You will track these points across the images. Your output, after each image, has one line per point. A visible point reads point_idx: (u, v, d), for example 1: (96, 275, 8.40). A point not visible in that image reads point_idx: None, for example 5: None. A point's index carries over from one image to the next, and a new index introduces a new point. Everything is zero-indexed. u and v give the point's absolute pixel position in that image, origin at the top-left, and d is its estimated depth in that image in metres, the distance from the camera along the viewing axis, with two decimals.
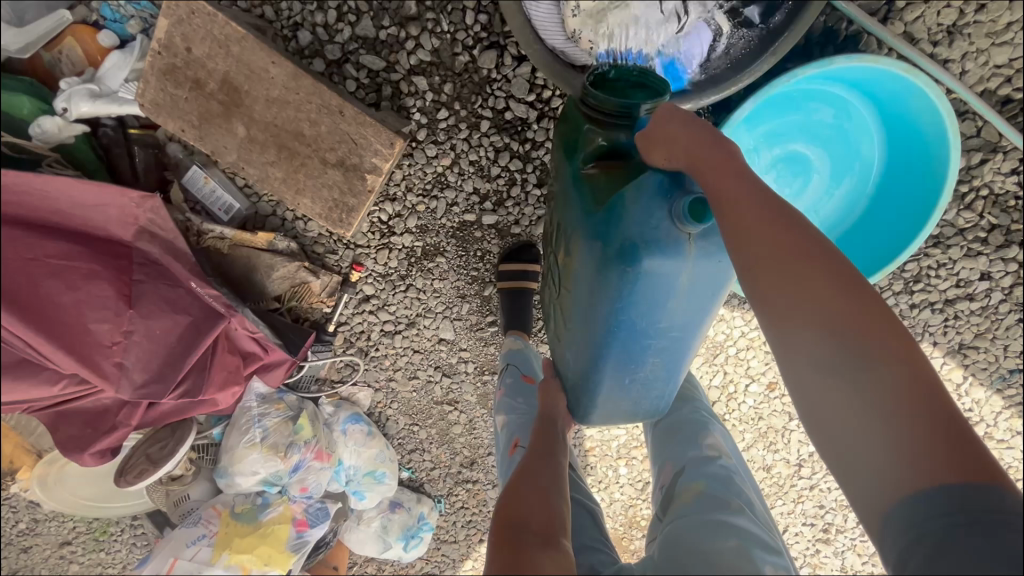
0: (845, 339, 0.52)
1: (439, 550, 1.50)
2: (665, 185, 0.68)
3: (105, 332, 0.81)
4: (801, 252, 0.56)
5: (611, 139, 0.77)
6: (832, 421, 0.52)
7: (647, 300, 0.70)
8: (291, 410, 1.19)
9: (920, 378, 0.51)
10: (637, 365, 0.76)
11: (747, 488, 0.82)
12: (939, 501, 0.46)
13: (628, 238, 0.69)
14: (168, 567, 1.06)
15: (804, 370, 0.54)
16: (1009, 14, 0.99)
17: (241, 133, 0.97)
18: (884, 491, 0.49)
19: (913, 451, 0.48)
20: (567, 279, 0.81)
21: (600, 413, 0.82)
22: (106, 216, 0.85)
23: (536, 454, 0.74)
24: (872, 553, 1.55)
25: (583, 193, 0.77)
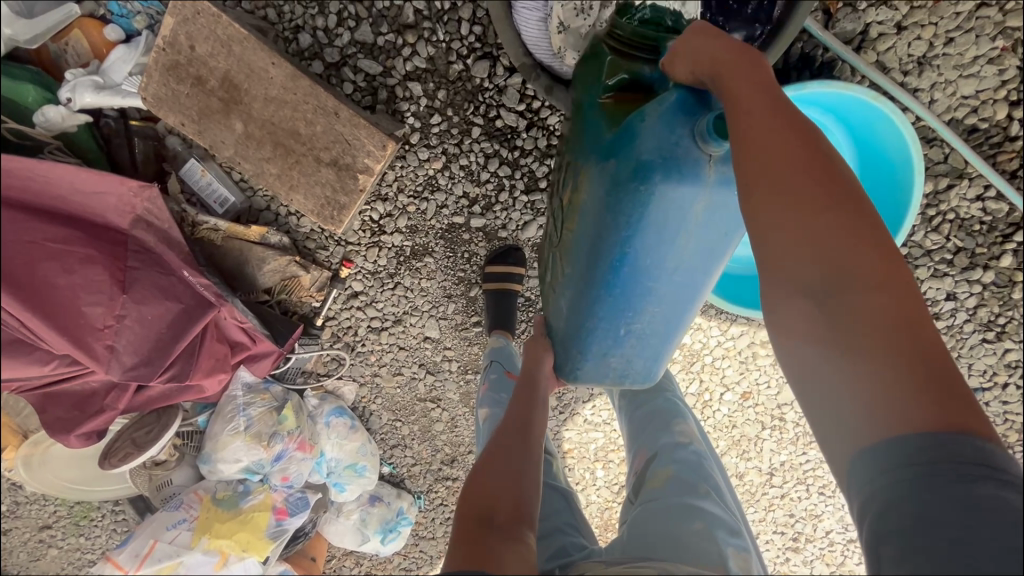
0: (838, 271, 0.51)
1: (417, 546, 1.53)
2: (688, 101, 0.69)
3: (98, 315, 0.83)
4: (808, 176, 0.53)
5: (634, 71, 0.80)
6: (810, 360, 0.52)
7: (656, 226, 0.73)
8: (276, 400, 1.22)
9: (911, 316, 0.50)
10: (638, 308, 0.80)
11: (716, 472, 0.86)
12: (908, 447, 0.46)
13: (644, 156, 0.70)
14: (148, 548, 1.10)
15: (789, 304, 0.53)
16: (975, 48, 1.04)
17: (239, 129, 1.01)
18: (854, 435, 0.49)
19: (891, 393, 0.48)
20: (573, 215, 0.85)
21: (588, 369, 0.89)
22: (106, 203, 0.88)
23: (515, 438, 0.75)
24: (840, 563, 1.59)
25: (598, 121, 0.80)
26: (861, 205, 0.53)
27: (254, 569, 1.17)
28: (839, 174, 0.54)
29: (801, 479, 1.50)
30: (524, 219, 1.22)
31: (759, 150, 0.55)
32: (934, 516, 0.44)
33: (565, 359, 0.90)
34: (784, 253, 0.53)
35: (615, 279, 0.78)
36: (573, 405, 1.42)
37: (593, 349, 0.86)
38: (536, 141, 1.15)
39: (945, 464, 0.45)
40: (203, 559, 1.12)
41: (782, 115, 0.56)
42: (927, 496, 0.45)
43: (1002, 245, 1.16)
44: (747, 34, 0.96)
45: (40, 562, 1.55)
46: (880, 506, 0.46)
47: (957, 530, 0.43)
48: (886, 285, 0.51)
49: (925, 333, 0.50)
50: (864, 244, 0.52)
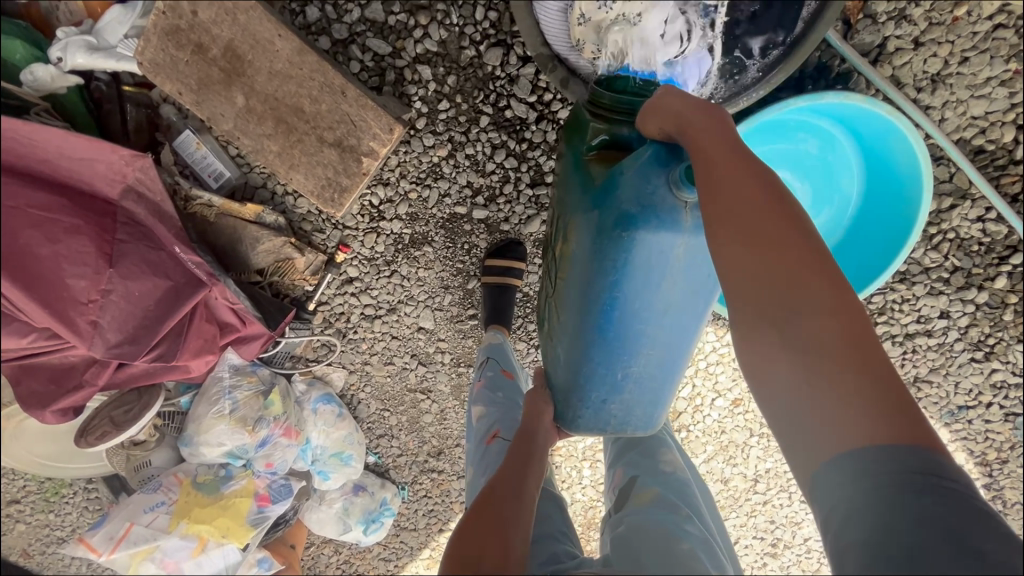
0: (799, 299, 0.51)
1: (397, 536, 1.51)
2: (663, 153, 0.69)
3: (82, 289, 0.79)
4: (767, 207, 0.54)
5: (613, 132, 0.82)
6: (776, 388, 0.52)
7: (643, 270, 0.71)
8: (263, 384, 1.18)
9: (869, 338, 0.51)
10: (632, 355, 0.77)
11: (699, 502, 0.84)
12: (865, 463, 0.47)
13: (624, 207, 0.70)
14: (124, 530, 1.08)
15: (756, 336, 0.53)
16: (989, 69, 1.04)
17: (240, 102, 0.96)
18: (817, 455, 0.50)
19: (853, 415, 0.48)
20: (564, 266, 0.83)
21: (588, 418, 0.84)
22: (94, 170, 0.84)
23: (509, 484, 0.74)
24: (816, 570, 1.61)
25: (584, 178, 0.80)
26: (814, 231, 0.54)
27: (234, 556, 1.14)
28: (793, 200, 0.55)
29: (784, 486, 1.52)
30: (527, 214, 1.19)
31: (722, 185, 0.56)
32: (892, 528, 0.45)
33: (563, 408, 0.85)
34: (749, 283, 0.53)
35: (606, 325, 0.76)
36: None
37: (593, 397, 0.82)
38: (545, 134, 1.12)
39: (900, 474, 0.46)
40: (180, 544, 1.09)
41: (739, 151, 0.58)
42: (882, 506, 0.46)
43: (997, 267, 1.18)
44: (769, 38, 0.93)
45: (5, 538, 1.50)
46: (843, 518, 0.48)
47: (920, 543, 0.44)
48: (847, 310, 0.51)
49: (881, 352, 0.51)
50: (821, 269, 0.52)
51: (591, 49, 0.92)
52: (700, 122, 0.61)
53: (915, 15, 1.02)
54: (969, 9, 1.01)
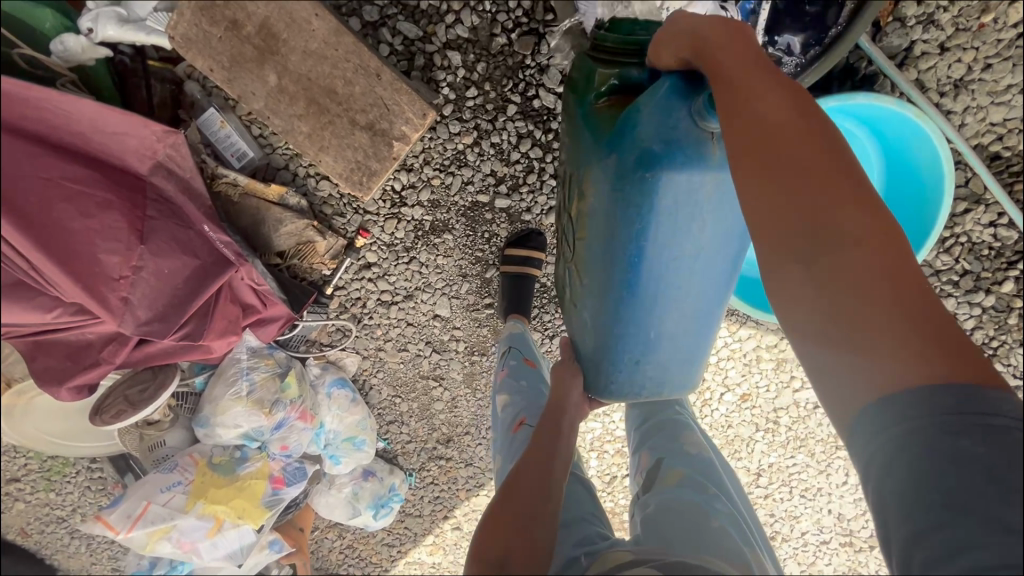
0: (825, 225, 0.45)
1: (403, 522, 1.52)
2: (680, 86, 0.66)
3: (114, 265, 0.78)
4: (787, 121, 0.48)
5: (622, 74, 0.81)
6: (799, 330, 0.47)
7: (668, 213, 0.71)
8: (280, 367, 1.18)
9: (909, 267, 0.44)
10: (662, 307, 0.77)
11: (724, 478, 0.87)
12: (900, 408, 0.42)
13: (646, 145, 0.70)
14: (141, 509, 1.07)
15: (776, 269, 0.47)
16: (1010, 77, 1.06)
17: (272, 81, 0.95)
18: (844, 401, 0.45)
19: (886, 356, 0.42)
20: (584, 221, 0.85)
21: (621, 380, 0.85)
22: (125, 145, 0.83)
23: (535, 479, 0.73)
24: (811, 563, 1.65)
25: (595, 128, 0.81)
26: (846, 145, 0.47)
27: (249, 536, 1.14)
28: (820, 116, 0.49)
29: (785, 481, 1.55)
30: (549, 204, 1.20)
31: (739, 100, 0.51)
32: (930, 477, 0.40)
33: (594, 378, 0.88)
34: (765, 208, 0.47)
35: (630, 276, 0.77)
36: None
37: (625, 357, 0.83)
38: None
39: (942, 419, 0.40)
40: (197, 523, 1.09)
41: (757, 64, 0.52)
42: (918, 456, 0.41)
43: (1005, 271, 1.20)
44: (803, 39, 0.96)
45: (4, 516, 1.49)
46: (880, 474, 0.42)
47: (958, 491, 0.39)
48: (882, 235, 0.45)
49: (921, 283, 0.44)
50: (851, 188, 0.45)
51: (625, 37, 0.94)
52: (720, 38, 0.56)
53: (943, 20, 1.03)
54: (995, 16, 1.03)
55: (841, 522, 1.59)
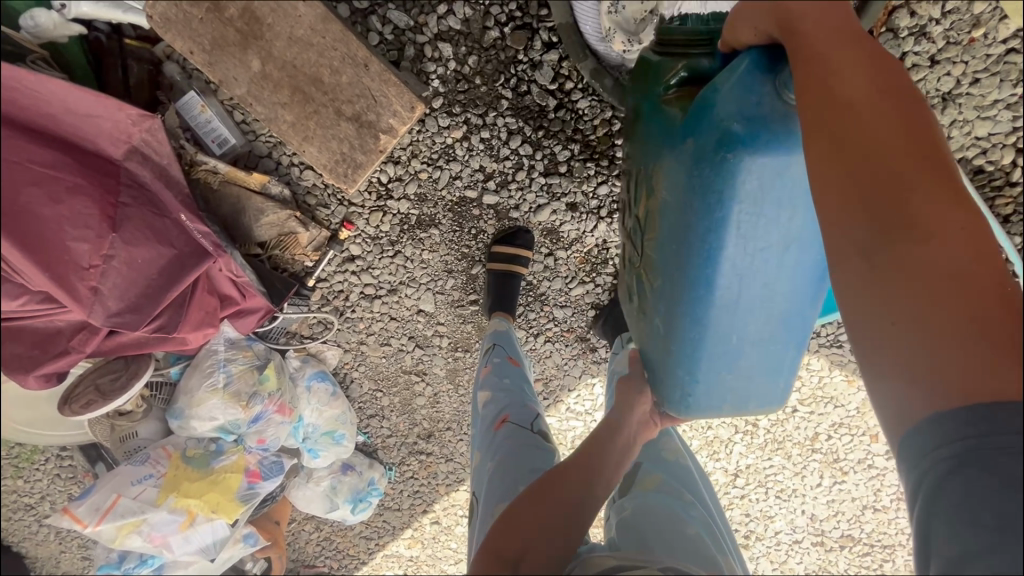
0: (898, 220, 0.45)
1: (381, 516, 1.52)
2: (763, 60, 0.63)
3: (84, 253, 0.75)
4: (869, 106, 0.48)
5: (694, 66, 0.78)
6: (863, 334, 0.46)
7: (751, 200, 0.68)
8: (258, 359, 1.15)
9: (988, 269, 0.43)
10: (746, 309, 0.74)
11: (700, 485, 0.89)
12: (961, 423, 0.41)
13: (727, 126, 0.67)
14: (111, 502, 1.05)
15: (840, 269, 0.48)
16: (997, 92, 1.07)
17: (255, 67, 0.92)
18: (902, 413, 0.44)
19: (950, 364, 0.42)
20: (654, 220, 0.83)
21: (702, 395, 0.81)
22: (98, 128, 0.80)
23: (570, 493, 0.73)
24: (784, 562, 1.68)
25: (664, 121, 0.79)
26: (932, 138, 0.47)
27: (222, 531, 1.12)
28: (906, 106, 0.48)
29: (761, 482, 1.57)
30: (537, 202, 1.18)
31: (822, 85, 0.51)
32: (979, 497, 0.40)
33: (672, 391, 0.84)
34: (840, 200, 0.47)
35: (706, 275, 0.73)
36: (556, 393, 1.37)
37: (704, 367, 0.79)
38: (563, 123, 1.11)
39: (989, 438, 0.40)
40: (168, 518, 1.06)
41: (843, 48, 0.52)
42: (967, 479, 0.41)
43: None
44: None
45: None
46: (927, 500, 0.43)
47: (1001, 509, 0.40)
48: (963, 232, 0.44)
49: (1005, 286, 0.43)
50: (932, 183, 0.45)
51: (621, 41, 0.94)
52: (804, 11, 0.55)
53: (935, 33, 1.04)
54: (985, 31, 1.03)
55: (814, 523, 1.61)
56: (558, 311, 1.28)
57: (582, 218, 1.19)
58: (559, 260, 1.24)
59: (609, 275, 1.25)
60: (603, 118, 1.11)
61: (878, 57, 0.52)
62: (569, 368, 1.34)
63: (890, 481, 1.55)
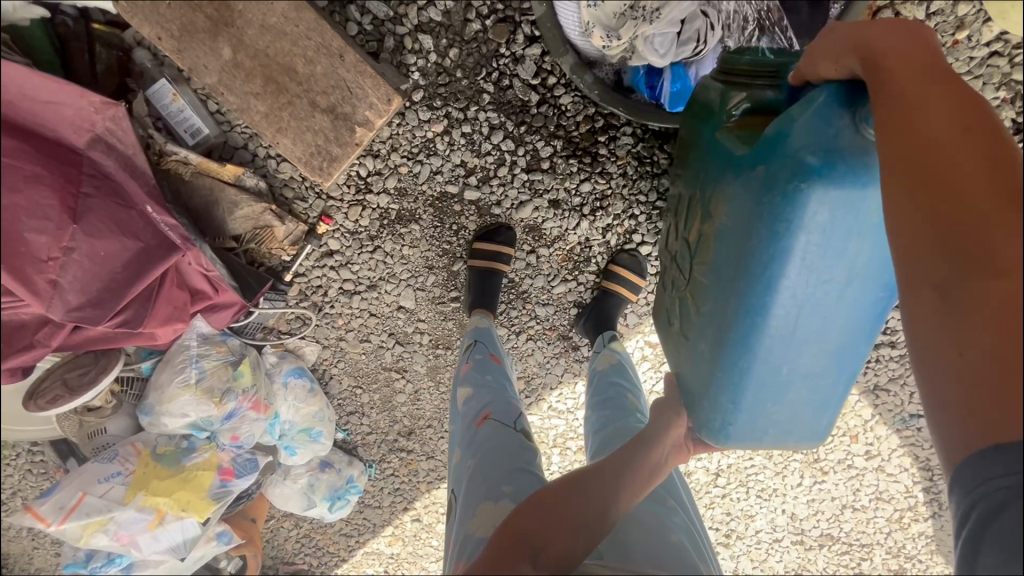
0: (976, 250, 0.41)
1: (361, 513, 1.50)
2: (842, 93, 0.63)
3: (42, 245, 0.73)
4: (954, 132, 0.45)
5: (757, 99, 0.81)
6: (931, 370, 0.43)
7: (820, 231, 0.66)
8: (232, 355, 1.13)
9: None
10: (799, 341, 0.72)
11: (679, 488, 0.88)
12: (1017, 461, 0.39)
13: (803, 157, 0.66)
14: (76, 500, 1.02)
15: (912, 299, 0.45)
16: (980, 95, 1.06)
17: (226, 55, 0.90)
18: (953, 448, 0.43)
19: (1009, 405, 0.39)
20: (710, 245, 0.83)
21: (747, 427, 0.80)
22: (59, 116, 0.77)
23: (590, 502, 0.69)
24: (764, 560, 1.69)
25: (725, 151, 0.80)
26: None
27: (193, 530, 1.09)
28: (999, 137, 0.45)
29: (742, 481, 1.58)
30: (519, 199, 1.16)
31: (903, 113, 0.49)
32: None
33: (711, 417, 0.82)
34: (913, 228, 0.45)
35: (761, 303, 0.71)
36: (539, 391, 1.36)
37: (750, 397, 0.77)
38: (545, 119, 1.10)
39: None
40: (137, 516, 1.04)
41: (923, 78, 0.50)
42: (1019, 512, 0.40)
43: None
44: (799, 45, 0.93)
45: None
46: (977, 527, 0.42)
47: None
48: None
49: None
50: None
51: (599, 35, 0.90)
52: (890, 46, 0.54)
53: None
54: (969, 34, 1.03)
55: (794, 522, 1.62)
56: (540, 309, 1.27)
57: (564, 216, 1.18)
58: (541, 257, 1.23)
59: (591, 274, 1.24)
60: (586, 114, 1.09)
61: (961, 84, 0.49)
62: (551, 366, 1.33)
63: (869, 480, 1.56)
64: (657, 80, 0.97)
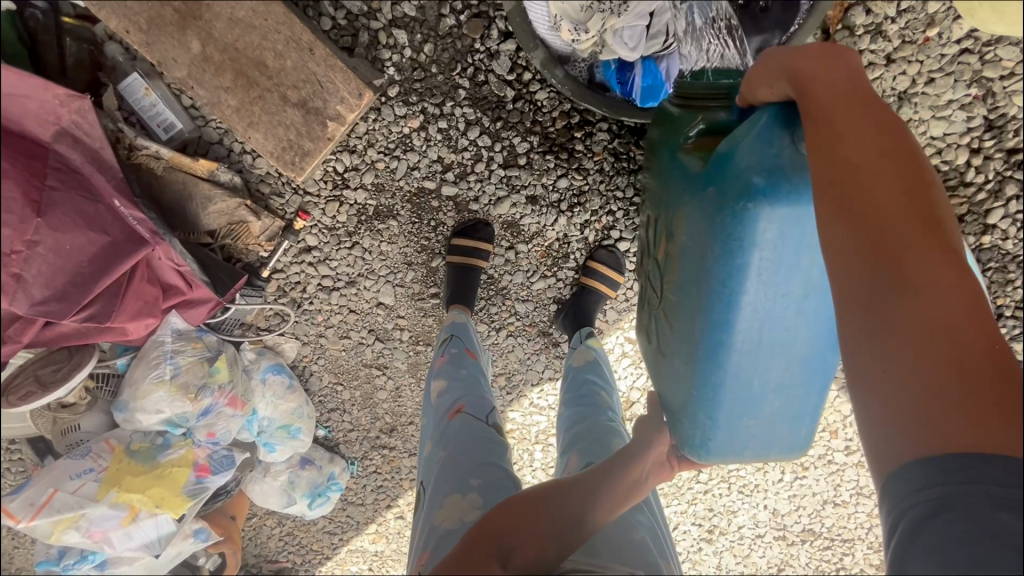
0: (891, 273, 0.44)
1: (344, 511, 1.50)
2: (783, 115, 0.65)
3: (5, 239, 0.72)
4: (874, 163, 0.48)
5: (712, 120, 0.80)
6: (861, 386, 0.45)
7: (771, 247, 0.67)
8: (209, 351, 1.13)
9: (977, 327, 0.43)
10: (767, 355, 0.72)
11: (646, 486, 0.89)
12: (939, 470, 0.41)
13: (750, 177, 0.66)
14: (47, 497, 1.01)
15: (844, 321, 0.47)
16: (951, 92, 1.07)
17: (196, 49, 0.90)
18: (886, 458, 0.44)
19: (931, 415, 0.42)
20: (673, 265, 0.82)
21: (726, 442, 0.78)
22: (23, 108, 0.76)
23: (567, 510, 0.68)
24: (747, 555, 1.70)
25: (685, 169, 0.79)
26: (935, 197, 0.47)
27: (167, 527, 1.08)
28: (911, 164, 0.48)
29: (724, 477, 1.59)
30: (497, 194, 1.16)
31: (830, 141, 0.52)
32: (963, 543, 0.40)
33: (690, 434, 0.80)
34: (839, 254, 0.48)
35: (725, 319, 0.72)
36: (520, 388, 1.36)
37: (725, 412, 0.76)
38: (521, 115, 1.10)
39: (968, 485, 0.41)
40: (109, 512, 1.03)
41: (846, 104, 0.53)
42: (947, 521, 0.41)
43: None
44: (766, 39, 0.93)
45: None
46: (905, 537, 0.43)
47: (977, 551, 0.40)
48: (958, 289, 0.44)
49: (994, 346, 0.43)
50: (931, 242, 0.45)
51: (568, 30, 0.90)
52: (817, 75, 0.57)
53: (891, 31, 1.05)
54: (940, 31, 1.04)
55: (776, 517, 1.63)
56: (520, 305, 1.27)
57: (543, 212, 1.18)
58: (520, 253, 1.23)
59: (570, 270, 1.24)
60: (561, 110, 1.10)
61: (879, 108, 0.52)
62: (532, 362, 1.33)
63: (849, 476, 1.57)
64: (628, 75, 0.97)
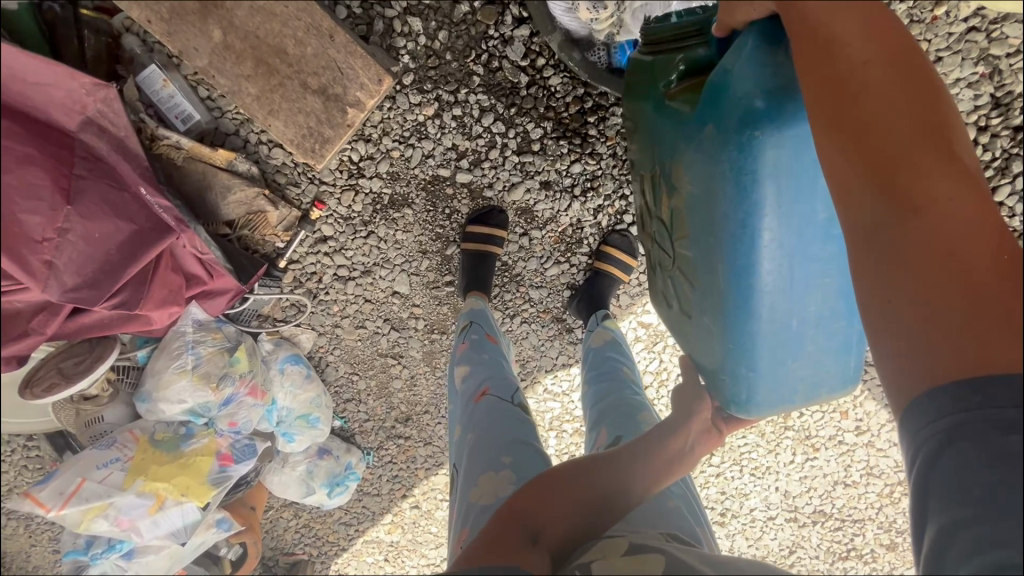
0: (896, 200, 0.47)
1: (360, 501, 1.51)
2: (768, 35, 0.65)
3: (37, 226, 0.74)
4: (876, 90, 0.50)
5: (691, 57, 0.81)
6: (878, 311, 0.48)
7: (787, 172, 0.66)
8: (229, 341, 1.14)
9: (982, 242, 0.46)
10: (801, 292, 0.71)
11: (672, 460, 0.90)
12: (947, 403, 0.44)
13: (751, 102, 0.66)
14: (75, 486, 1.02)
15: (856, 251, 0.50)
16: (959, 70, 1.09)
17: (217, 38, 0.91)
18: (904, 387, 0.47)
19: (941, 344, 0.45)
20: (682, 218, 0.82)
21: (766, 388, 0.77)
22: (49, 97, 0.77)
23: (600, 487, 0.69)
24: (759, 538, 1.71)
25: (675, 115, 0.80)
26: (939, 117, 0.49)
27: (193, 515, 1.09)
28: (913, 88, 0.49)
29: (736, 459, 1.61)
30: (511, 181, 1.17)
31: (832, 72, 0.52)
32: (974, 472, 0.43)
33: (735, 390, 0.79)
34: (846, 186, 0.50)
35: (747, 263, 0.71)
36: (533, 375, 1.37)
37: (769, 359, 0.74)
38: (535, 100, 1.11)
39: (979, 411, 0.43)
40: (137, 501, 1.04)
41: (846, 25, 0.53)
42: (959, 452, 0.44)
43: None
44: None
45: None
46: (923, 469, 0.46)
47: (991, 477, 0.43)
48: (960, 200, 0.47)
49: (1001, 257, 0.45)
50: (934, 164, 0.47)
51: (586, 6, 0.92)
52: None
53: (899, 11, 1.06)
54: (947, 10, 1.06)
55: (788, 499, 1.65)
56: (534, 291, 1.28)
57: (555, 197, 1.19)
58: (534, 240, 1.24)
59: (584, 256, 1.25)
60: (575, 95, 1.11)
61: (880, 20, 0.53)
62: (546, 348, 1.34)
63: (859, 456, 1.59)
64: None
